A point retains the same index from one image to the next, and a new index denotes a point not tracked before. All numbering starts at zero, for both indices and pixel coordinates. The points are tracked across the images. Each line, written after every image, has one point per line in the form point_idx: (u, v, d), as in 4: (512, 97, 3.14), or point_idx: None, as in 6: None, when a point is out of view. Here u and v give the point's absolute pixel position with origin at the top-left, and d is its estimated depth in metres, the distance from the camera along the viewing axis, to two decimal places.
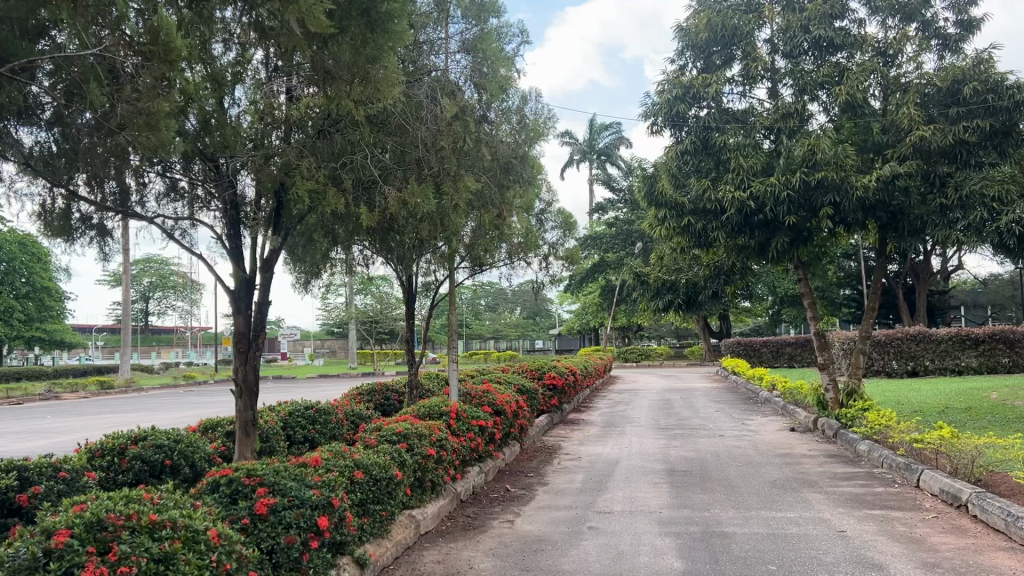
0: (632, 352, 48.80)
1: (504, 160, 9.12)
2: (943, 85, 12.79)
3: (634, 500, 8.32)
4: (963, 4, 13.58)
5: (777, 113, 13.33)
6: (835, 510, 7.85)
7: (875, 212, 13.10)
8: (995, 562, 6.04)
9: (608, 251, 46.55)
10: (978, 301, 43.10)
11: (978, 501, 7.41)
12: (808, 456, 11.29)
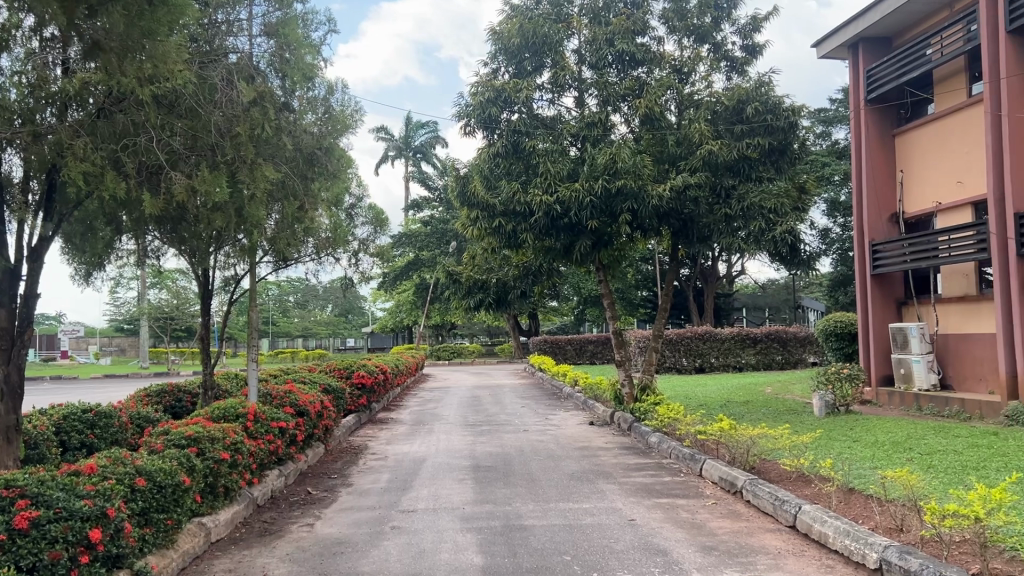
0: (444, 352, 49.03)
1: (307, 150, 8.87)
2: (730, 104, 13.80)
3: (438, 498, 8.35)
4: (748, 30, 14.78)
5: (583, 122, 13.84)
6: (628, 500, 8.28)
7: (668, 219, 14.02)
8: (763, 543, 6.59)
9: (422, 249, 46.57)
10: (758, 303, 46.96)
11: (751, 487, 8.07)
12: (605, 449, 11.84)
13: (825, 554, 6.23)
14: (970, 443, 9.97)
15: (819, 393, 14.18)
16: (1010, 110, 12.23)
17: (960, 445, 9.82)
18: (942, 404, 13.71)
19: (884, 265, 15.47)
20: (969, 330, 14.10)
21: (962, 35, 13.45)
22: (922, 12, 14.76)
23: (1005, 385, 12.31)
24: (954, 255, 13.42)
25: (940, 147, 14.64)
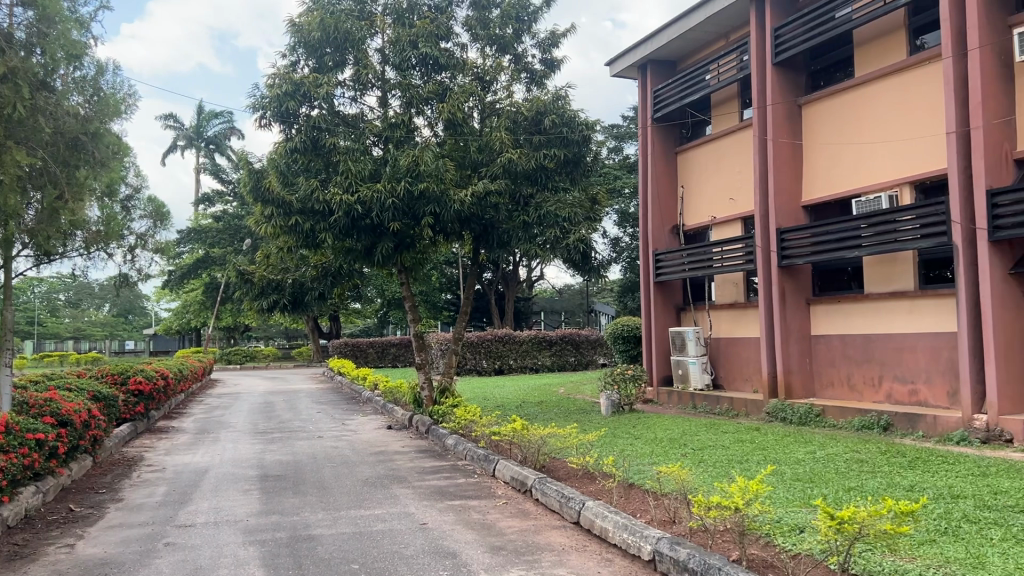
0: (236, 354, 46.80)
1: (69, 135, 8.17)
2: (528, 115, 14.30)
3: (220, 510, 7.90)
4: (548, 44, 15.30)
5: (385, 123, 13.70)
6: (420, 504, 8.26)
7: (469, 224, 14.15)
8: (549, 540, 6.81)
9: (214, 246, 44.27)
10: (555, 307, 48.86)
11: (539, 486, 8.31)
12: (401, 453, 11.76)
13: (605, 548, 6.53)
14: (735, 438, 10.88)
15: (605, 393, 14.94)
16: (774, 135, 13.50)
17: (727, 440, 10.69)
18: (713, 402, 14.87)
19: (666, 273, 16.51)
20: (738, 334, 15.40)
21: (735, 64, 14.61)
22: (702, 40, 15.96)
23: (767, 384, 13.56)
24: (726, 265, 14.64)
25: (715, 166, 15.89)
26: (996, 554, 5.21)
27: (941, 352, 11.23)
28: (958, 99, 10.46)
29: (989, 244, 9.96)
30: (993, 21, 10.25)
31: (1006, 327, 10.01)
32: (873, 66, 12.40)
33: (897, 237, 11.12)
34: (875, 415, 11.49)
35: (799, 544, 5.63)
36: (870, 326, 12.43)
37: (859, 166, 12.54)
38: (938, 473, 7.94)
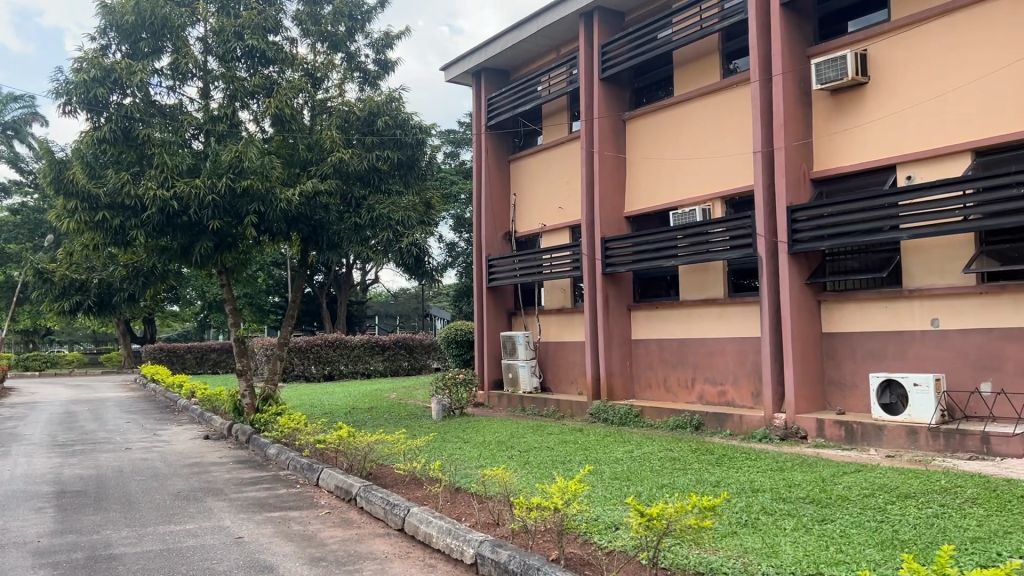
0: (35, 360, 42.93)
1: None
2: (360, 114, 14.14)
3: (6, 532, 7.17)
4: (381, 45, 15.13)
5: (207, 116, 13.05)
6: (237, 516, 7.88)
7: (297, 224, 13.67)
8: (371, 548, 6.69)
9: (10, 241, 40.42)
10: (388, 311, 48.37)
11: (364, 493, 8.15)
12: (218, 464, 11.17)
13: (428, 554, 6.50)
14: (560, 440, 11.17)
15: (436, 397, 14.92)
16: (600, 147, 13.98)
17: (552, 442, 10.94)
18: (541, 404, 15.24)
19: (498, 278, 16.72)
20: (565, 338, 15.84)
21: (565, 76, 15.05)
22: (535, 51, 16.35)
23: (591, 387, 14.02)
24: (554, 272, 15.04)
25: (546, 174, 16.28)
26: (788, 543, 5.64)
27: (747, 356, 12.07)
28: (763, 121, 11.27)
29: (788, 256, 10.80)
30: (795, 51, 11.12)
31: (801, 332, 10.90)
32: (691, 86, 13.15)
33: (710, 248, 11.97)
34: (688, 414, 12.18)
35: (613, 541, 5.84)
36: (684, 331, 13.16)
37: (677, 180, 13.24)
38: (742, 468, 8.50)
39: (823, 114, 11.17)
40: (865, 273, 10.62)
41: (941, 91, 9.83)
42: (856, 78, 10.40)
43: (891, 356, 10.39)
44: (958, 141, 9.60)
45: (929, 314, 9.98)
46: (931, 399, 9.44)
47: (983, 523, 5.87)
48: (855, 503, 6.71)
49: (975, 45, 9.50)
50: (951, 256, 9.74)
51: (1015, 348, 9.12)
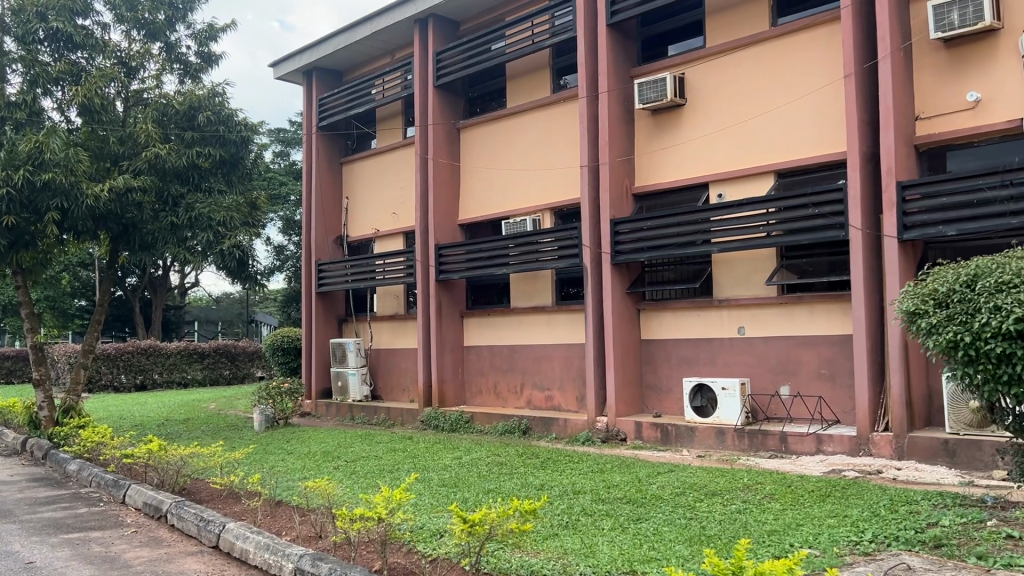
0: None
1: None
2: (180, 107, 13.34)
3: None
4: (204, 37, 14.41)
5: (2, 102, 11.91)
6: (28, 540, 7.19)
7: (106, 223, 12.77)
8: (182, 568, 6.31)
9: None
10: (210, 316, 45.93)
11: (175, 510, 7.67)
12: (7, 483, 10.15)
13: (244, 571, 6.21)
14: (388, 448, 11.05)
15: (258, 407, 14.31)
16: (435, 154, 13.98)
17: (380, 451, 10.79)
18: (371, 412, 15.05)
19: (328, 283, 16.34)
20: (395, 345, 15.71)
21: (399, 82, 14.95)
22: (369, 54, 16.14)
23: (422, 394, 13.96)
24: (387, 278, 14.89)
25: (380, 179, 16.10)
26: (605, 542, 5.85)
27: (572, 362, 12.46)
28: (590, 135, 11.69)
29: (611, 267, 11.25)
30: (619, 70, 11.63)
31: (623, 340, 11.38)
32: (523, 99, 13.44)
33: (539, 257, 12.26)
34: (516, 419, 12.42)
35: (438, 549, 5.83)
36: (514, 338, 13.40)
37: (509, 189, 13.48)
38: (565, 472, 8.75)
39: (645, 131, 11.74)
40: (681, 283, 11.34)
41: (749, 115, 10.61)
42: (674, 99, 11.02)
43: (702, 361, 11.07)
44: (763, 163, 10.39)
45: (735, 322, 10.72)
46: (737, 402, 10.14)
47: (778, 517, 6.36)
48: (667, 501, 7.08)
49: (778, 74, 10.32)
50: (754, 269, 10.52)
51: (809, 355, 9.99)
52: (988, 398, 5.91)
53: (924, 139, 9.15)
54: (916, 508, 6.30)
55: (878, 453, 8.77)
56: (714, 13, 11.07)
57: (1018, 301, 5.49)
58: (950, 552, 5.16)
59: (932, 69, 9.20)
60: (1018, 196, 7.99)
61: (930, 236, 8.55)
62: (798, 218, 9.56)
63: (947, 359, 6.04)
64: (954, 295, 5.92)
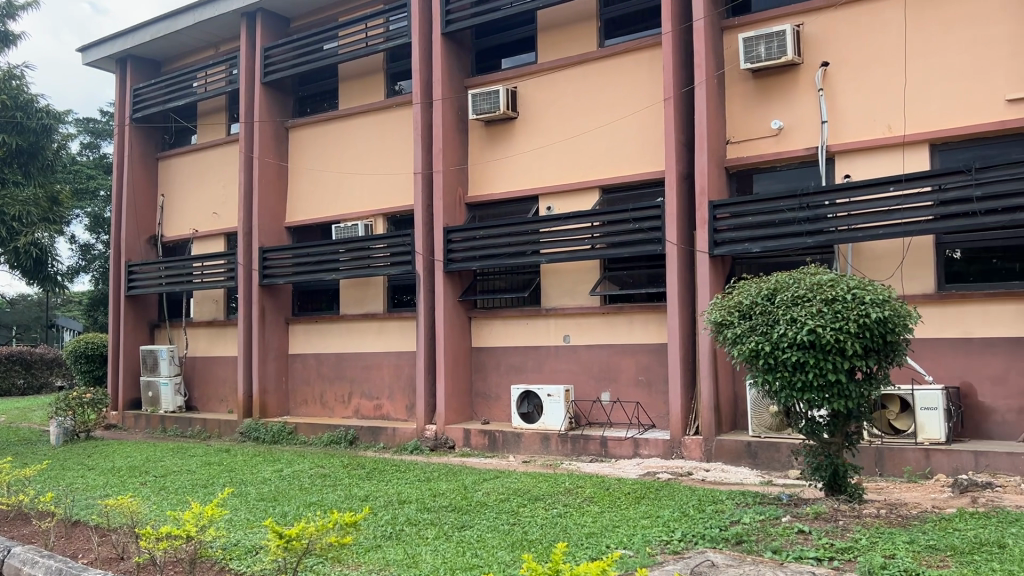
0: None
1: None
2: None
3: None
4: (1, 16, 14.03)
5: None
6: None
7: None
8: None
9: None
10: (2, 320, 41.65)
11: None
12: None
13: None
14: (202, 462, 10.45)
15: (55, 420, 13.15)
16: (261, 154, 13.44)
17: (193, 465, 10.19)
18: (185, 424, 14.24)
19: (140, 286, 15.29)
20: (213, 352, 14.94)
21: (224, 76, 14.28)
22: (191, 45, 15.32)
23: (241, 405, 13.33)
24: (206, 282, 14.14)
25: (201, 178, 15.29)
26: (428, 551, 5.80)
27: (401, 369, 12.36)
28: (423, 143, 11.66)
29: (443, 275, 11.27)
30: (453, 79, 11.67)
31: (453, 348, 11.40)
32: (355, 102, 13.20)
33: (369, 263, 12.06)
34: (342, 429, 12.13)
35: (252, 566, 5.57)
36: (341, 345, 13.10)
37: (340, 194, 13.20)
38: (389, 481, 8.63)
39: (477, 141, 11.85)
40: (510, 292, 11.48)
41: (577, 131, 10.95)
42: (506, 112, 11.20)
43: (528, 369, 11.29)
44: (590, 177, 10.76)
45: (561, 330, 11.01)
46: (561, 407, 10.42)
47: (597, 519, 6.57)
48: (491, 508, 7.12)
49: (605, 93, 10.74)
50: (579, 279, 10.86)
51: (629, 362, 10.43)
52: (784, 403, 6.38)
53: (734, 161, 9.79)
54: (721, 507, 6.71)
55: (688, 455, 9.28)
56: (546, 29, 11.36)
57: (811, 313, 6.02)
58: (748, 547, 5.53)
59: (742, 98, 9.88)
60: (814, 218, 8.73)
61: (737, 252, 9.19)
62: (622, 232, 9.99)
63: (749, 367, 6.47)
64: (757, 307, 6.35)
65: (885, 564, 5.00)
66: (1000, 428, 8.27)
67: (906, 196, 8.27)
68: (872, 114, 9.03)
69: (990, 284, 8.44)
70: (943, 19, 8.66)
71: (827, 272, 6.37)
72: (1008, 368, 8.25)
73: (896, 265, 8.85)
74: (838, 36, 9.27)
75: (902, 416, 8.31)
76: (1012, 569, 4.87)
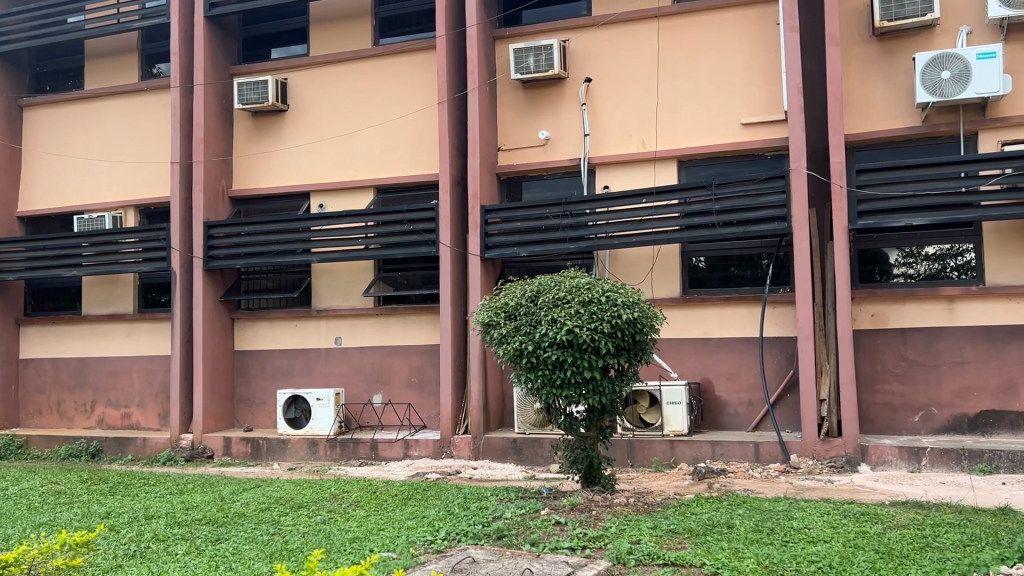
0: None
1: None
2: None
3: None
4: None
5: None
6: None
7: None
8: None
9: None
10: None
11: None
12: None
13: None
14: None
15: None
16: None
17: None
18: None
19: None
20: None
21: None
22: None
23: None
24: None
25: None
26: (177, 568, 5.42)
27: (154, 375, 11.47)
28: (182, 132, 10.90)
29: (202, 273, 10.58)
30: (217, 65, 11.02)
31: (213, 351, 10.75)
32: (105, 82, 12.09)
33: (118, 259, 11.09)
34: (83, 441, 11.05)
35: None
36: (84, 348, 11.92)
37: (85, 182, 12.02)
38: (135, 496, 7.94)
39: (243, 133, 11.26)
40: (278, 292, 11.03)
41: (350, 128, 10.76)
42: (276, 104, 10.77)
43: (296, 372, 10.91)
44: (363, 176, 10.61)
45: (331, 332, 10.75)
46: (331, 412, 10.17)
47: (361, 523, 6.46)
48: (250, 518, 6.78)
49: (379, 92, 10.65)
50: (351, 280, 10.69)
51: (401, 364, 10.41)
52: (545, 400, 6.62)
53: (504, 168, 10.06)
54: (485, 504, 6.86)
55: (457, 455, 9.41)
56: (319, 22, 11.06)
57: (569, 314, 6.30)
58: (508, 541, 5.69)
59: (513, 106, 10.18)
60: (577, 225, 9.21)
61: (506, 256, 9.47)
62: (395, 233, 9.95)
63: (513, 366, 6.65)
64: (521, 308, 6.55)
65: (630, 549, 5.34)
66: (734, 419, 9.18)
67: (657, 207, 8.93)
68: (630, 129, 9.66)
69: (728, 290, 9.33)
70: (691, 47, 9.46)
71: (585, 276, 6.68)
72: (740, 365, 9.17)
73: (648, 270, 9.54)
74: (600, 54, 9.84)
75: (651, 410, 8.98)
76: (737, 546, 5.39)
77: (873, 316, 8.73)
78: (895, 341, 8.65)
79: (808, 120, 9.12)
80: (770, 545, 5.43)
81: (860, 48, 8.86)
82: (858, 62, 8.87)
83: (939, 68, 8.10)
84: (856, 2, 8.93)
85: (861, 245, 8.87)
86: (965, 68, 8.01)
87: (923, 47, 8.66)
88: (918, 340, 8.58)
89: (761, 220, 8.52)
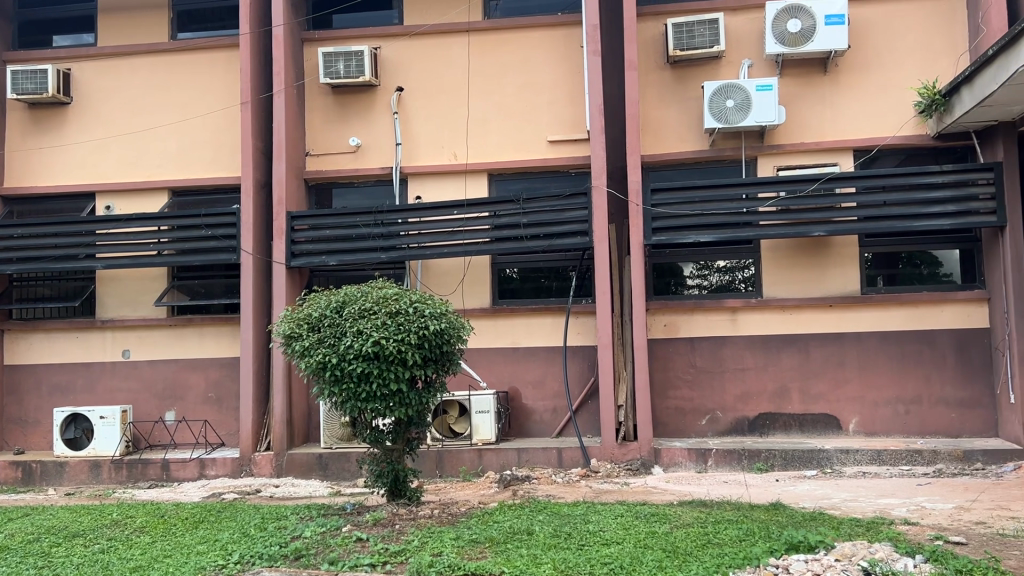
0: None
1: None
2: None
3: None
4: None
5: None
6: None
7: None
8: None
9: None
10: None
11: None
12: None
13: None
14: None
15: None
16: None
17: None
18: None
19: None
20: None
21: None
22: None
23: None
24: None
25: None
26: None
27: None
28: None
29: None
30: None
31: None
32: None
33: None
34: None
35: None
36: None
37: None
38: None
39: (17, 126, 10.24)
40: (57, 301, 10.10)
41: (142, 127, 10.07)
42: (56, 96, 9.87)
43: (77, 388, 10.02)
44: (156, 178, 9.95)
45: (119, 344, 9.99)
46: (116, 431, 9.36)
47: (146, 551, 6.02)
48: (15, 551, 6.13)
49: (175, 90, 10.06)
50: (142, 288, 9.99)
51: (197, 378, 9.84)
52: (350, 413, 6.46)
53: (312, 174, 9.79)
54: (283, 523, 6.59)
55: (258, 472, 9.01)
56: (108, 11, 10.28)
57: (375, 325, 6.18)
58: (306, 561, 5.50)
59: (322, 111, 9.94)
60: (388, 234, 9.15)
61: (314, 264, 9.23)
62: (192, 239, 9.42)
63: (317, 379, 6.44)
64: (325, 320, 6.36)
65: (432, 561, 5.33)
66: (538, 427, 9.42)
67: (467, 219, 9.01)
68: (440, 140, 9.70)
69: (534, 300, 9.58)
70: (499, 63, 9.67)
71: (392, 286, 6.59)
72: (544, 374, 9.43)
73: (457, 281, 9.61)
74: (412, 64, 9.82)
75: (460, 420, 9.05)
76: (535, 552, 5.52)
77: (665, 326, 9.26)
78: (685, 349, 9.23)
79: (609, 140, 9.57)
80: (566, 549, 5.60)
81: (656, 74, 9.42)
82: (654, 87, 9.42)
83: (724, 97, 8.75)
84: (651, 31, 9.48)
85: (656, 259, 9.41)
86: (746, 98, 8.71)
87: (710, 77, 9.33)
88: (705, 349, 9.20)
89: (564, 234, 8.83)
